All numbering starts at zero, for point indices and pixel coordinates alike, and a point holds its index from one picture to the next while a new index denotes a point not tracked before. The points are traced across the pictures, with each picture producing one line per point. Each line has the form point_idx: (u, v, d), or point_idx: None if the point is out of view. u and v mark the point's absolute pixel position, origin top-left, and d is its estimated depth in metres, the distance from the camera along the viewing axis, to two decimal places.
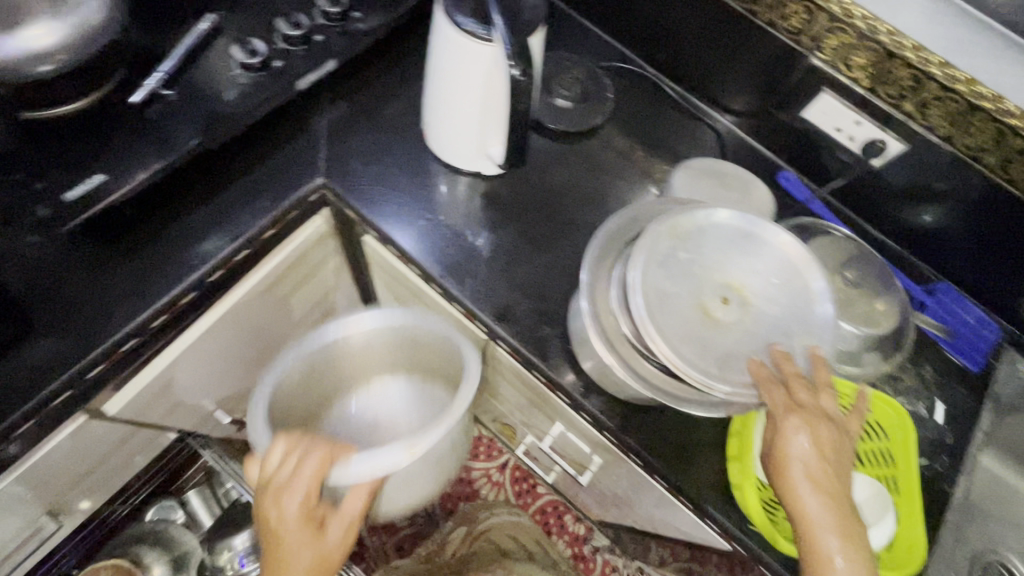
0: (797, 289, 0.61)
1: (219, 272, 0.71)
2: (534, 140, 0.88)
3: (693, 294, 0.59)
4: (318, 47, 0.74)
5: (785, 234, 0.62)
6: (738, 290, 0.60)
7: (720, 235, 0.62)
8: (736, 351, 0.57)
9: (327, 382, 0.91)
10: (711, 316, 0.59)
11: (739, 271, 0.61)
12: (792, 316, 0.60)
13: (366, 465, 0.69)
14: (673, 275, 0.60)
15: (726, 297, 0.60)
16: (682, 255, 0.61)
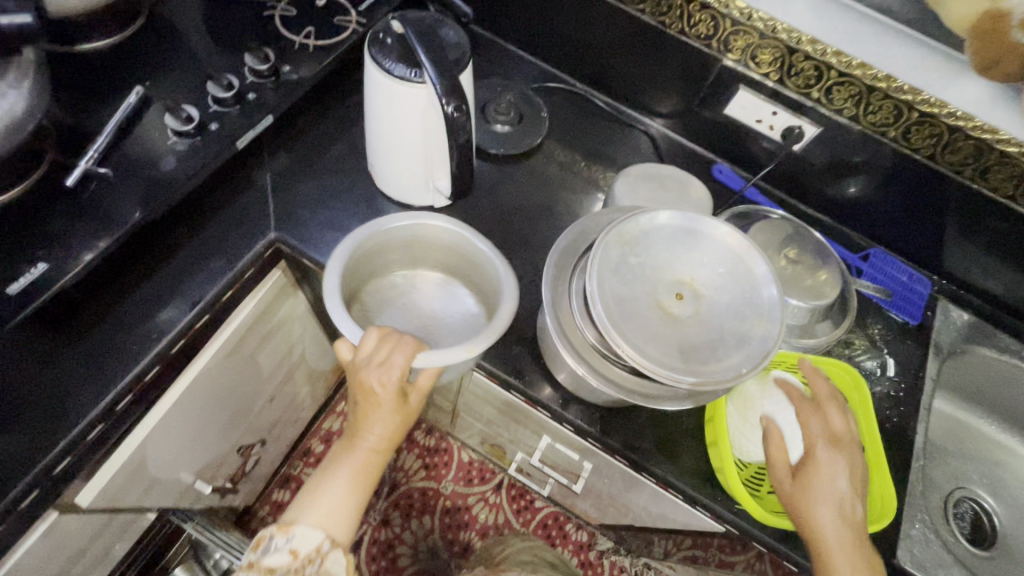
0: (744, 278, 0.64)
1: (182, 340, 0.70)
2: (477, 167, 0.90)
3: (649, 297, 0.62)
4: (251, 105, 0.75)
5: (724, 226, 0.66)
6: (688, 285, 0.64)
7: (666, 237, 0.66)
8: (696, 342, 0.61)
9: (376, 268, 0.77)
10: (668, 314, 0.62)
11: (687, 268, 0.65)
12: (743, 300, 0.63)
13: (440, 358, 0.62)
14: (628, 282, 0.63)
15: (679, 294, 0.63)
16: (632, 261, 0.64)
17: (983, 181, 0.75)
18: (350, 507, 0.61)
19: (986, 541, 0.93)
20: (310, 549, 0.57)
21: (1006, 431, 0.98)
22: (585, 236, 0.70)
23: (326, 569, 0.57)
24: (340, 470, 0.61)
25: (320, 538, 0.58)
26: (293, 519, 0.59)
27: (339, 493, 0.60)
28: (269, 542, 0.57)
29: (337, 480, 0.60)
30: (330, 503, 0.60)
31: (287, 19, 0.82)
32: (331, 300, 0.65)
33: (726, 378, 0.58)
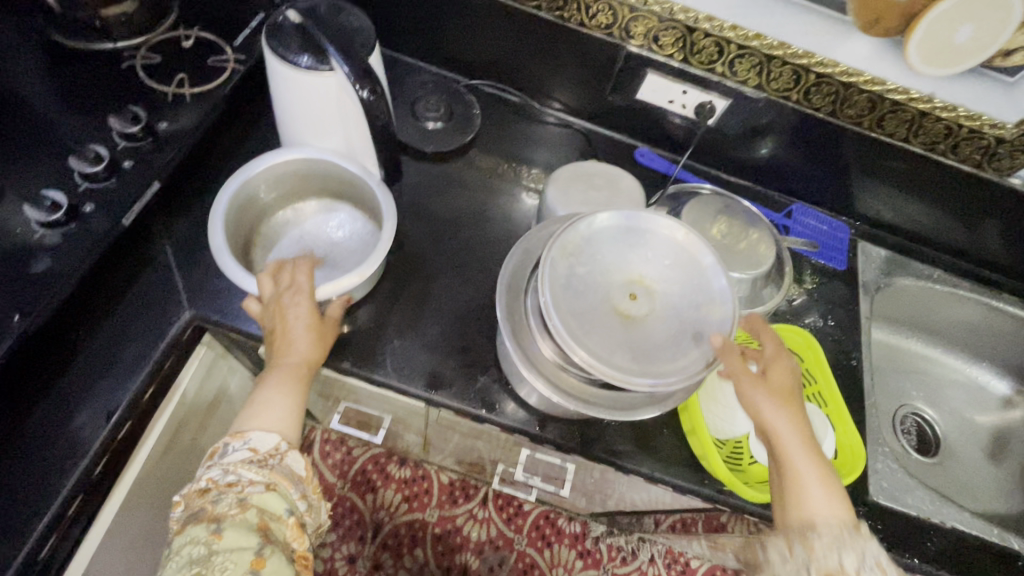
0: (691, 265, 0.65)
1: (105, 458, 0.61)
2: (401, 193, 0.85)
3: (604, 304, 0.61)
4: (129, 175, 0.66)
5: (661, 217, 0.66)
6: (638, 284, 0.63)
7: (609, 240, 0.65)
8: (659, 341, 0.60)
9: (260, 210, 0.70)
10: (627, 318, 0.61)
11: (635, 266, 0.64)
12: (693, 287, 0.63)
13: (336, 287, 0.63)
14: (581, 293, 0.61)
15: (632, 293, 0.62)
16: (581, 270, 0.62)
17: (879, 128, 0.80)
18: (293, 419, 0.59)
19: (932, 448, 1.02)
20: (267, 449, 0.57)
21: (930, 346, 1.08)
22: (528, 255, 0.68)
23: (287, 465, 0.58)
24: (272, 385, 0.59)
25: (273, 441, 0.57)
26: (242, 427, 0.58)
27: (279, 401, 0.59)
28: (224, 448, 0.57)
29: (276, 398, 0.58)
30: (273, 415, 0.58)
31: (150, 69, 0.72)
32: (220, 257, 0.61)
33: (695, 371, 0.58)
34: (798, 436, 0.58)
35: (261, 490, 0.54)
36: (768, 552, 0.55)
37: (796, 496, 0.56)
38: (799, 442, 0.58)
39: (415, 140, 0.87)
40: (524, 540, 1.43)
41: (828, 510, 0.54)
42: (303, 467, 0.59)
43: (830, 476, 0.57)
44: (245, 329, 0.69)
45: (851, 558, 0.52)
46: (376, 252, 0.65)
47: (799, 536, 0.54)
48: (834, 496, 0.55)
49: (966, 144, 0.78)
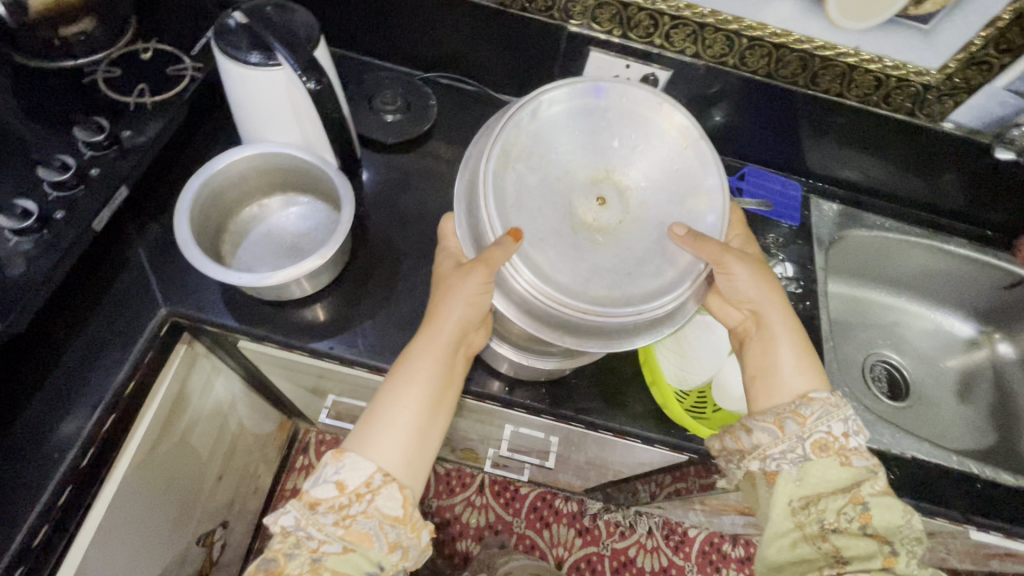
0: (657, 158, 0.63)
1: (93, 449, 0.64)
2: (365, 184, 0.88)
3: (572, 214, 0.59)
4: (97, 182, 0.69)
5: (628, 95, 0.62)
6: (606, 185, 0.61)
7: (559, 136, 0.61)
8: (638, 250, 0.60)
9: (225, 210, 0.73)
10: (596, 228, 0.60)
11: (599, 163, 0.61)
12: (669, 181, 0.63)
13: (298, 270, 0.67)
14: (544, 210, 0.59)
15: (598, 197, 0.60)
16: (534, 180, 0.59)
17: (815, 86, 0.84)
18: (412, 432, 0.58)
19: (902, 393, 1.06)
20: (360, 484, 0.54)
21: (893, 295, 1.12)
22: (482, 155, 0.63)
23: (377, 507, 0.54)
24: (405, 387, 0.59)
25: (370, 471, 0.55)
26: (348, 447, 0.57)
27: (404, 405, 0.58)
28: (323, 470, 0.55)
29: (403, 400, 0.58)
30: (392, 427, 0.57)
31: (111, 82, 0.76)
32: (190, 251, 0.63)
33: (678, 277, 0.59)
34: (779, 318, 0.66)
35: (345, 536, 0.53)
36: (759, 436, 0.61)
37: (777, 371, 0.65)
38: (779, 322, 0.66)
39: (377, 134, 0.90)
40: (522, 522, 1.45)
41: (805, 382, 0.63)
42: (398, 510, 0.55)
43: (805, 352, 0.66)
44: (220, 321, 0.72)
45: (838, 426, 0.59)
46: (336, 236, 0.69)
47: (794, 412, 0.60)
48: (809, 372, 0.64)
49: (896, 93, 0.83)
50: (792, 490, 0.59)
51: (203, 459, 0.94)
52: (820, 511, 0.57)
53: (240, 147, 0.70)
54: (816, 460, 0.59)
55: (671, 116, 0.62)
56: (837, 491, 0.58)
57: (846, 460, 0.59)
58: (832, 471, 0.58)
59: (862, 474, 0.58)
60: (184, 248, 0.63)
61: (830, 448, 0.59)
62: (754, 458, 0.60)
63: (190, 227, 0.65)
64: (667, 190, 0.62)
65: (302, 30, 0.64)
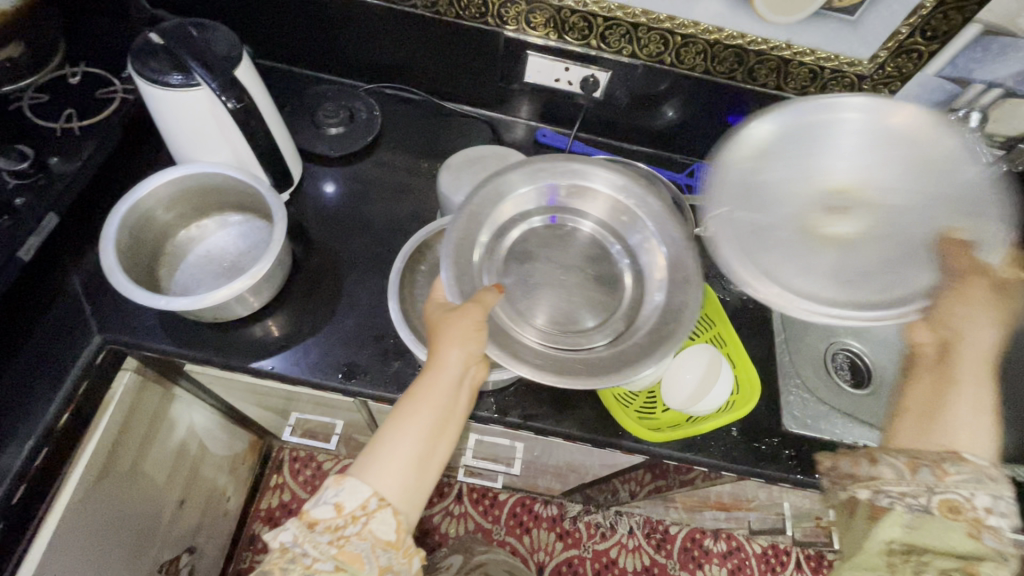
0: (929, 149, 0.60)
1: (23, 485, 0.63)
2: (310, 198, 0.87)
3: (802, 222, 0.60)
4: (23, 213, 0.68)
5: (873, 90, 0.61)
6: (843, 195, 0.60)
7: (800, 133, 0.62)
8: (871, 265, 0.57)
9: (158, 234, 0.72)
10: (825, 237, 0.59)
11: (840, 173, 0.61)
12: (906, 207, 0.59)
13: (229, 290, 0.65)
14: (775, 210, 0.60)
15: (835, 205, 0.60)
16: (766, 181, 0.61)
17: (753, 80, 0.85)
18: (411, 465, 0.55)
19: (865, 380, 1.06)
20: (356, 505, 0.52)
21: None
22: (473, 217, 0.64)
23: (371, 530, 0.52)
24: (410, 418, 0.56)
25: (367, 495, 0.53)
26: (349, 471, 0.55)
27: (406, 445, 0.55)
28: (323, 493, 0.54)
29: (404, 431, 0.55)
30: (393, 459, 0.55)
31: (38, 108, 0.75)
32: (116, 277, 0.62)
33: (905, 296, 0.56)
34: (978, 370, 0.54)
35: (335, 556, 0.50)
36: (878, 466, 0.54)
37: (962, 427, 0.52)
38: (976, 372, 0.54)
39: (320, 148, 0.89)
40: (502, 529, 1.44)
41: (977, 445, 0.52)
42: (392, 534, 0.53)
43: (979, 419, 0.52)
44: (157, 347, 0.71)
45: (984, 497, 0.50)
46: (267, 253, 0.68)
47: (932, 461, 0.51)
48: (983, 433, 0.52)
49: (832, 83, 0.83)
50: (894, 532, 0.52)
51: (161, 487, 0.92)
52: (920, 563, 0.50)
53: (167, 169, 0.69)
54: (937, 518, 0.51)
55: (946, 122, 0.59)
56: (950, 555, 0.50)
57: (976, 532, 0.50)
58: (954, 536, 0.50)
59: (989, 553, 0.49)
60: (110, 274, 0.62)
61: (963, 513, 0.50)
62: (864, 481, 0.55)
63: (116, 253, 0.63)
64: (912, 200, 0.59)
65: (220, 47, 0.63)
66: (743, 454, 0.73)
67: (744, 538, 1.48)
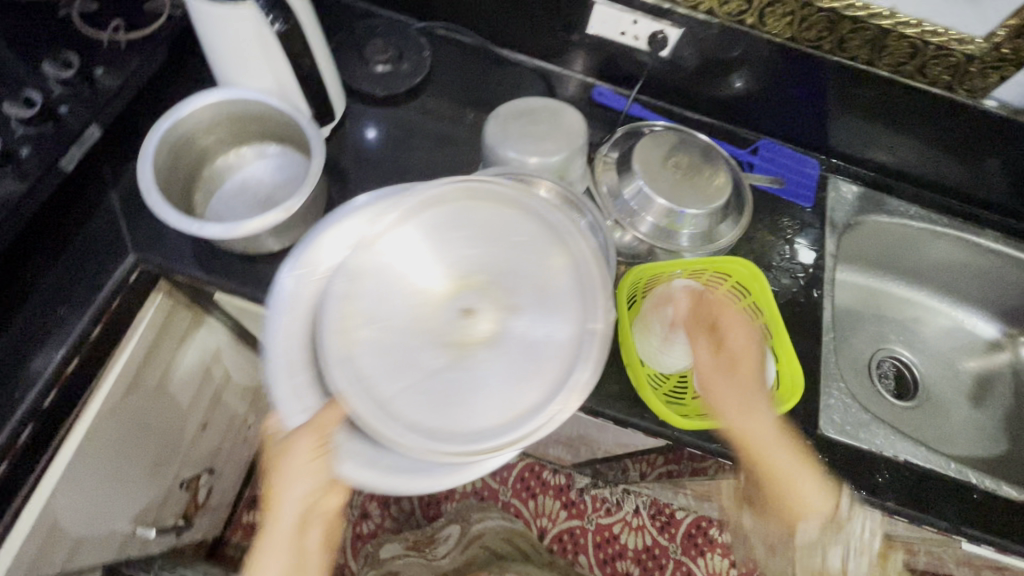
0: (482, 266, 0.61)
1: (55, 389, 0.64)
2: (350, 137, 0.84)
3: (444, 344, 0.59)
4: (66, 120, 0.66)
5: (399, 275, 0.60)
6: (466, 295, 0.60)
7: (379, 291, 0.59)
8: (525, 346, 0.60)
9: (196, 158, 0.71)
10: (474, 343, 0.60)
11: (439, 281, 0.60)
12: (486, 222, 0.62)
13: (261, 222, 0.64)
14: (416, 352, 0.59)
15: (466, 312, 0.60)
16: (393, 327, 0.59)
17: (841, 51, 0.77)
18: None
19: (910, 393, 1.00)
20: None
21: (909, 289, 1.04)
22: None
23: None
24: None
25: None
26: None
27: None
28: None
29: None
30: None
31: (86, 15, 0.73)
32: (150, 197, 0.61)
33: (502, 436, 0.57)
34: (787, 466, 0.61)
35: None
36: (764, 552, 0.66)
37: (801, 491, 0.61)
38: (786, 469, 0.61)
39: (364, 86, 0.85)
40: (508, 491, 1.46)
41: (819, 502, 0.61)
42: None
43: (810, 463, 0.63)
44: (188, 272, 0.71)
45: (837, 554, 0.60)
46: (303, 188, 0.66)
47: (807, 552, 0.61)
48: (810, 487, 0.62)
49: (934, 63, 0.75)
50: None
51: (186, 408, 0.95)
52: None
53: (209, 91, 0.66)
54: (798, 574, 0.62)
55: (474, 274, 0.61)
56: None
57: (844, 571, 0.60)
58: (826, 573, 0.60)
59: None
60: (146, 193, 0.61)
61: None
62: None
63: (153, 172, 0.62)
64: (544, 314, 0.60)
65: None
66: None
67: None
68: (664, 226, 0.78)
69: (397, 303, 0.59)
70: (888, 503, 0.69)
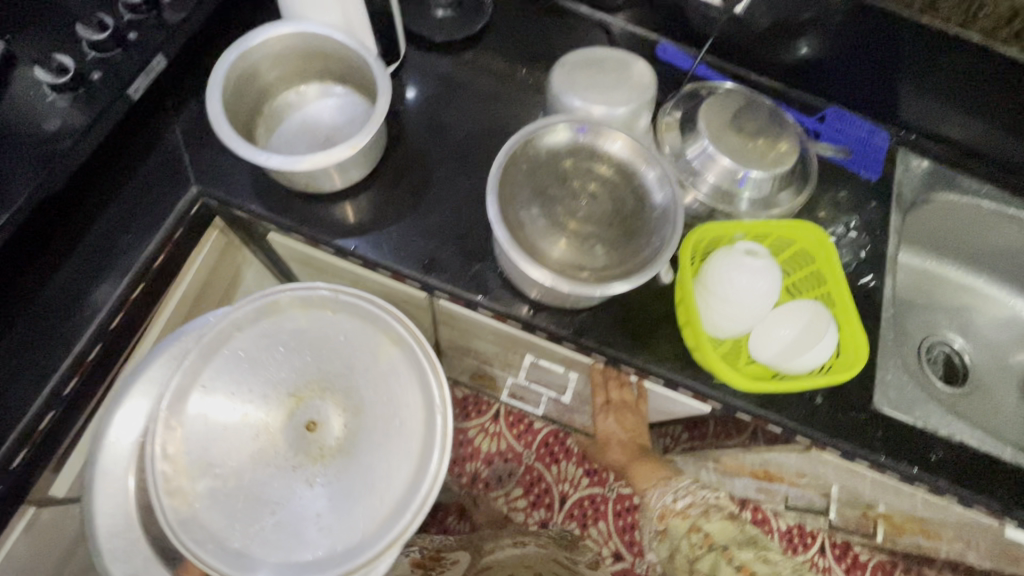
0: (318, 376, 0.70)
1: (123, 311, 0.65)
2: (409, 82, 0.83)
3: (296, 458, 0.66)
4: (135, 47, 0.66)
5: (182, 462, 0.64)
6: (303, 411, 0.68)
7: (230, 429, 0.66)
8: (373, 441, 0.68)
9: (259, 92, 0.70)
10: (325, 454, 0.67)
11: (276, 407, 0.68)
12: (311, 327, 0.71)
13: (326, 158, 0.63)
14: (273, 474, 0.66)
15: (310, 425, 0.68)
16: (246, 461, 0.65)
17: (932, 13, 0.73)
18: None
19: (958, 380, 0.97)
20: None
21: (968, 274, 1.00)
22: (512, 164, 0.62)
23: None
24: None
25: None
26: None
27: None
28: None
29: None
30: None
31: None
32: (219, 126, 0.61)
33: (381, 536, 0.63)
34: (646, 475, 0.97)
35: None
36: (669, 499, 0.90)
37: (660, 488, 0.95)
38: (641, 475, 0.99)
39: (425, 31, 0.84)
40: (532, 455, 1.48)
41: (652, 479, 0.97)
42: None
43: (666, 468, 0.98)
44: (247, 206, 0.71)
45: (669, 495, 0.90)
46: (369, 126, 0.65)
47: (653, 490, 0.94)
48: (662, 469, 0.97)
49: None
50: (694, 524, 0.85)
51: None
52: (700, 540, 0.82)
53: (280, 23, 0.66)
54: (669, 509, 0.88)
55: (238, 437, 0.66)
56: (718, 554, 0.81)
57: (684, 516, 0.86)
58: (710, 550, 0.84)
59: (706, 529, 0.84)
60: (215, 122, 0.60)
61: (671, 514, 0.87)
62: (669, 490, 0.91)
63: (221, 101, 0.62)
64: (286, 476, 0.66)
65: None
66: (825, 424, 0.68)
67: (772, 513, 1.46)
68: (726, 189, 0.76)
69: (232, 436, 0.66)
70: (939, 483, 0.68)
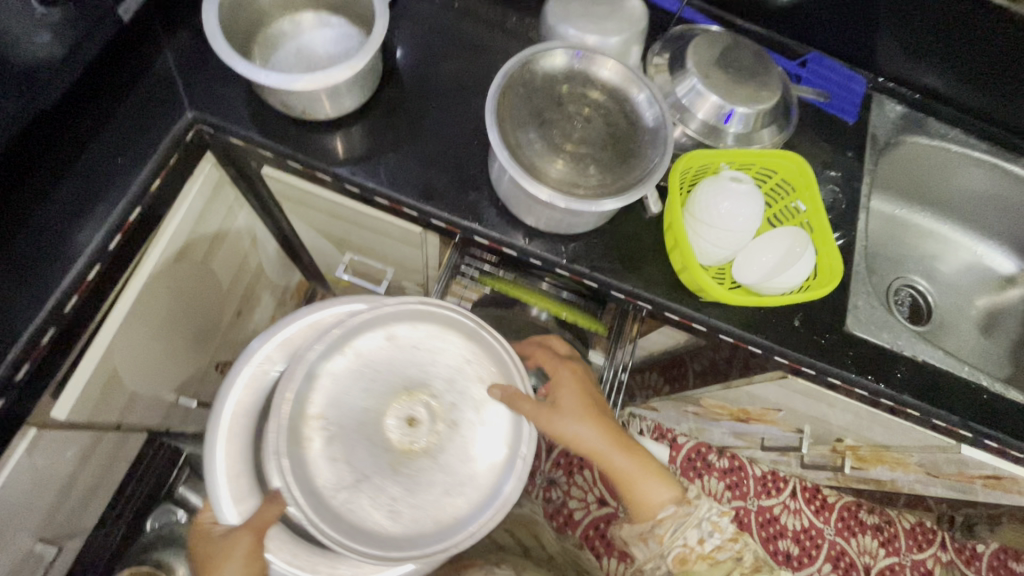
0: (436, 377, 0.67)
1: (120, 234, 0.65)
2: (402, 16, 0.83)
3: (389, 448, 0.64)
4: None
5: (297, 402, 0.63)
6: (411, 408, 0.66)
7: (344, 394, 0.65)
8: (464, 457, 0.65)
9: (254, 17, 0.70)
10: (414, 453, 0.65)
11: (390, 392, 0.66)
12: (444, 344, 0.69)
13: (325, 77, 0.64)
14: (364, 456, 0.64)
15: (411, 421, 0.65)
16: (346, 431, 0.64)
17: None
18: None
19: (924, 319, 1.01)
20: None
21: (934, 219, 1.06)
22: (509, 87, 0.64)
23: None
24: None
25: None
26: None
27: None
28: None
29: None
30: None
31: None
32: (216, 43, 0.61)
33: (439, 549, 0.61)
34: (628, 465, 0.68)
35: None
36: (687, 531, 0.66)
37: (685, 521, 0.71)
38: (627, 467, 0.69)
39: None
40: None
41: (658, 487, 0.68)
42: None
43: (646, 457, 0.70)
44: (242, 133, 0.71)
45: (691, 534, 0.66)
46: (367, 47, 0.65)
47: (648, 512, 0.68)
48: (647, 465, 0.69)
49: None
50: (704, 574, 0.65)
51: (223, 291, 0.97)
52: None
53: None
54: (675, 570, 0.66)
55: (347, 401, 0.65)
56: None
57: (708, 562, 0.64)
58: None
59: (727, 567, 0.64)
60: (211, 38, 0.61)
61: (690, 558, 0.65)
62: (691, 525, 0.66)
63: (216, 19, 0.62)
64: (380, 455, 0.64)
65: None
66: (801, 343, 0.73)
67: (747, 460, 1.53)
68: (712, 125, 0.79)
69: (349, 402, 0.64)
70: (903, 397, 0.73)
